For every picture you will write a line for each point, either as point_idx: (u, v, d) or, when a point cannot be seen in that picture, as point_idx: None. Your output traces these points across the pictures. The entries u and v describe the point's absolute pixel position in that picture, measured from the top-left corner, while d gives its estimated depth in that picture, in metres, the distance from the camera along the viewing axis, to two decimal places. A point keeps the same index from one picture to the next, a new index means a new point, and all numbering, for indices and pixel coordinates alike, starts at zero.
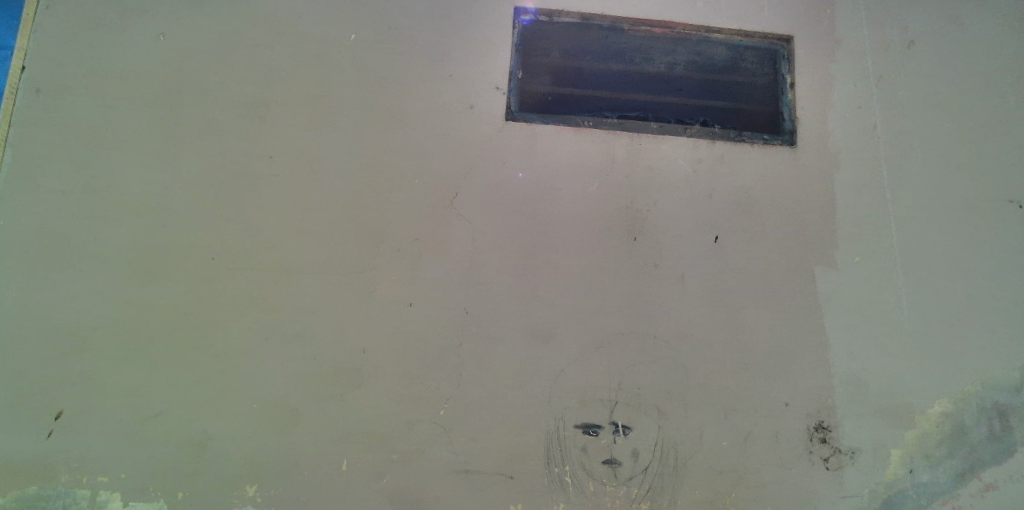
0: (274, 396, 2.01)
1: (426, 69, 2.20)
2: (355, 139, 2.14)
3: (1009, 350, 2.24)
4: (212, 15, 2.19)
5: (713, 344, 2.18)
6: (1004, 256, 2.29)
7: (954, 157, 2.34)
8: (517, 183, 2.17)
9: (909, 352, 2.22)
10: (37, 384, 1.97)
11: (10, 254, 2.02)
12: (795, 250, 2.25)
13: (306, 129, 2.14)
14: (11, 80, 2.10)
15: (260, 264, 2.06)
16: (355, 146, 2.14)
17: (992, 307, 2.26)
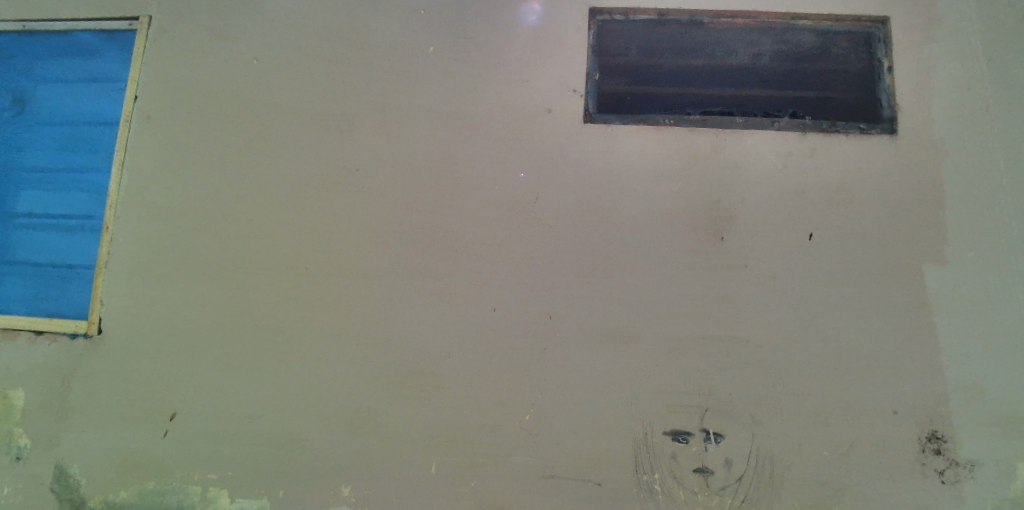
0: (363, 399, 2.08)
1: (499, 74, 2.20)
2: (434, 148, 2.18)
3: (1008, 349, 2.02)
4: (293, 34, 2.27)
5: (703, 343, 2.07)
6: (1002, 247, 2.06)
7: (948, 141, 2.13)
8: (493, 182, 2.15)
9: (908, 347, 2.05)
10: (155, 388, 2.14)
11: (130, 268, 2.21)
12: (860, 247, 2.10)
13: (385, 140, 2.20)
14: (126, 109, 2.30)
15: (348, 272, 2.14)
16: (431, 155, 2.18)
17: (985, 301, 2.04)
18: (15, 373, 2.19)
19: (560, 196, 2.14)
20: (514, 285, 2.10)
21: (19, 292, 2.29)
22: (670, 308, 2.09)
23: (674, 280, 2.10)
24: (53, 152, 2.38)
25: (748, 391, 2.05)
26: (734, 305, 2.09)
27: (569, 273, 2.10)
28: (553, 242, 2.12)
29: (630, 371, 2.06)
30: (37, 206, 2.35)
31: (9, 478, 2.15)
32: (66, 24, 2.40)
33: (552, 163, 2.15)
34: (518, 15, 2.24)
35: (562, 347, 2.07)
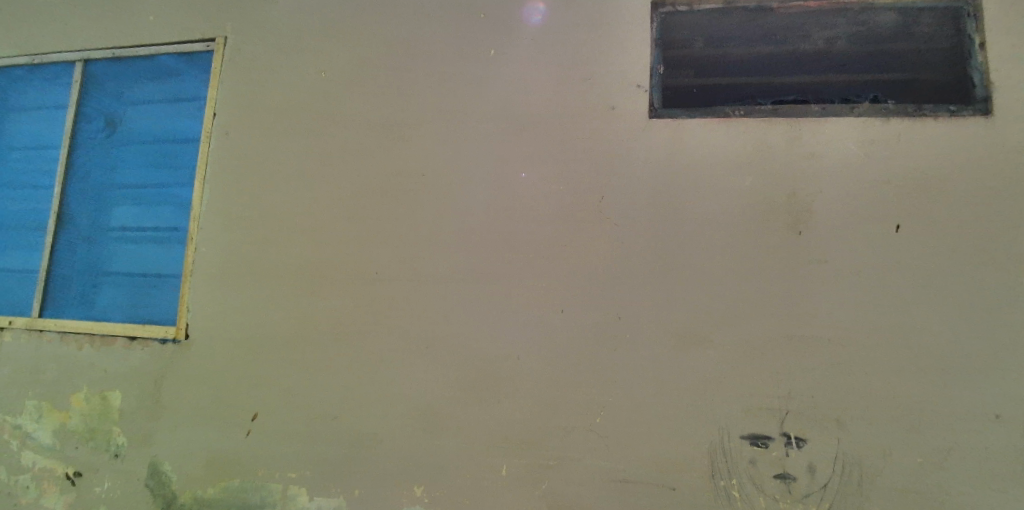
0: (433, 401, 2.10)
1: (518, 73, 2.21)
2: (480, 147, 2.20)
3: None
4: (357, 45, 2.33)
5: (712, 339, 2.00)
6: None
7: None
8: (495, 182, 2.17)
9: (1009, 347, 1.88)
10: (237, 390, 2.24)
11: (212, 275, 2.32)
12: (954, 238, 1.94)
13: (447, 145, 2.22)
14: (207, 126, 2.42)
15: (415, 276, 2.17)
16: (461, 158, 2.21)
17: None
18: (113, 376, 2.35)
19: (563, 195, 2.12)
20: (523, 283, 2.10)
21: (115, 301, 2.46)
22: (674, 305, 2.03)
23: (680, 275, 2.04)
24: (141, 169, 2.54)
25: (762, 390, 1.96)
26: (744, 299, 2.00)
27: (571, 271, 2.09)
28: (553, 241, 2.11)
29: (635, 369, 2.02)
30: (130, 220, 2.51)
31: (110, 473, 2.31)
32: (151, 49, 2.55)
33: (556, 162, 2.14)
34: (522, 16, 2.24)
35: (563, 345, 2.05)
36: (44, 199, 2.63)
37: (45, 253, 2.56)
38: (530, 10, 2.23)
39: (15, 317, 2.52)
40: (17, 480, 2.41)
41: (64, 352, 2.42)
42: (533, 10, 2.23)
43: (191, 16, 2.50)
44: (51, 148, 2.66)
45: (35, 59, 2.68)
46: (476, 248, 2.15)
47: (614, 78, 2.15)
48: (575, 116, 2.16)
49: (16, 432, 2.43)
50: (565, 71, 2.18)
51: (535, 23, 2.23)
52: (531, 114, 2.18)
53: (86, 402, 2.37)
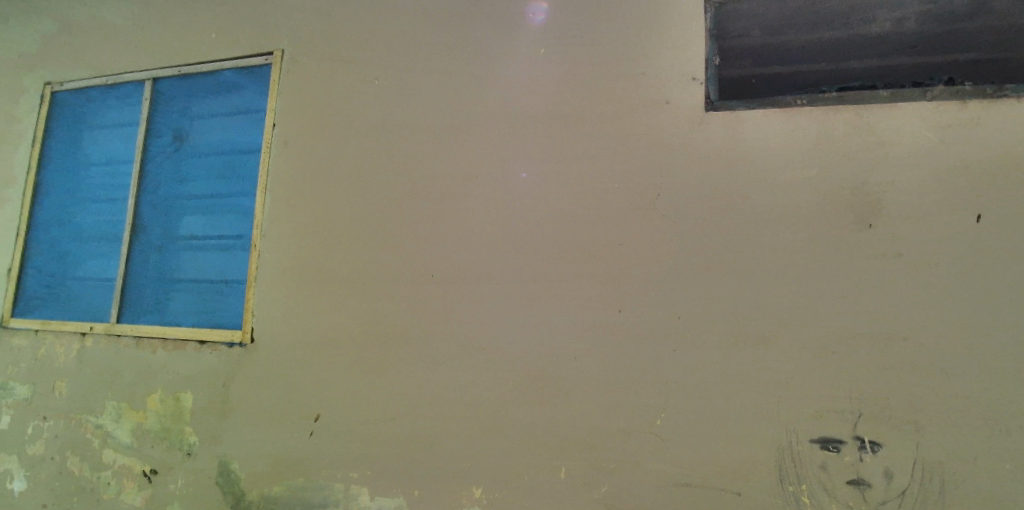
0: (490, 402, 2.10)
1: (521, 71, 2.23)
2: (493, 147, 2.23)
3: None
4: (409, 51, 2.36)
5: (714, 336, 1.96)
6: None
7: None
8: (494, 182, 2.21)
9: None
10: (299, 391, 2.30)
11: (275, 281, 2.40)
12: None
13: (475, 146, 2.25)
14: (267, 137, 2.51)
15: (469, 277, 2.18)
16: (466, 159, 2.25)
17: None
18: (184, 377, 2.46)
19: (560, 195, 2.14)
20: (554, 282, 2.10)
21: (185, 306, 2.57)
22: (672, 301, 2.00)
23: (678, 271, 2.01)
24: (207, 180, 2.65)
25: (772, 387, 1.91)
26: (744, 293, 1.96)
27: (570, 270, 2.09)
28: (552, 239, 2.12)
29: (634, 366, 2.00)
30: (197, 229, 2.63)
31: (183, 471, 2.42)
32: (214, 65, 2.67)
33: (557, 161, 2.16)
34: (524, 14, 2.26)
35: (563, 343, 2.06)
36: (119, 212, 2.79)
37: (121, 261, 2.71)
38: (534, 9, 2.25)
39: (96, 323, 2.68)
40: (99, 477, 2.55)
41: (140, 356, 2.55)
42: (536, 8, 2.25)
43: (252, 32, 2.61)
44: (124, 162, 2.82)
45: (111, 80, 2.86)
46: (477, 247, 2.19)
47: (613, 74, 2.15)
48: (578, 115, 2.16)
49: (98, 431, 2.57)
50: (574, 66, 2.19)
51: (537, 22, 2.24)
52: (533, 114, 2.21)
53: (161, 403, 2.48)
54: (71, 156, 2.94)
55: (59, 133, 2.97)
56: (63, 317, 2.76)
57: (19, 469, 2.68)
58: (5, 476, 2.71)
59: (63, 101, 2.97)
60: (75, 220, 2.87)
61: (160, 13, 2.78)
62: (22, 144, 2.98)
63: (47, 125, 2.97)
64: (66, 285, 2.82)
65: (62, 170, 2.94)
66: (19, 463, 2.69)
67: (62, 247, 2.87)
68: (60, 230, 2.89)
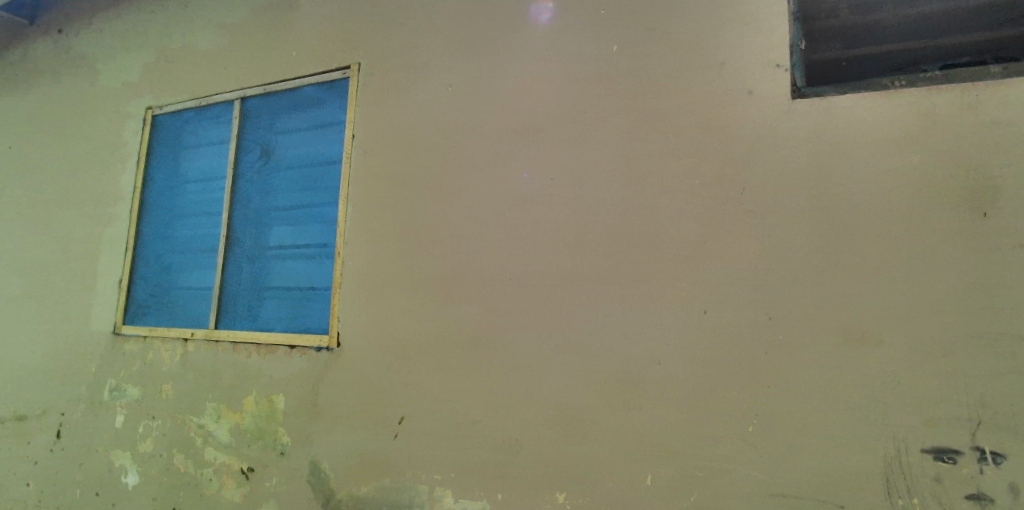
0: (571, 405, 2.07)
1: (522, 73, 2.31)
2: (497, 149, 2.31)
3: None
4: (482, 55, 2.39)
5: (718, 331, 1.94)
6: None
7: None
8: (496, 183, 2.29)
9: None
10: (383, 394, 2.36)
11: (358, 287, 2.48)
12: None
13: (480, 148, 2.34)
14: (347, 148, 2.60)
15: (547, 280, 2.16)
16: (470, 161, 2.35)
17: None
18: (277, 380, 2.58)
19: (558, 195, 2.19)
20: (634, 282, 2.05)
21: (276, 312, 2.70)
22: (672, 297, 2.00)
23: (677, 266, 2.01)
24: (293, 192, 2.77)
25: (788, 385, 1.85)
26: (745, 287, 1.93)
27: (570, 267, 2.14)
28: (553, 238, 2.18)
29: (639, 363, 2.01)
30: (285, 239, 2.75)
31: (278, 470, 2.53)
32: (297, 81, 2.80)
33: (557, 161, 2.21)
34: (529, 11, 2.33)
35: (569, 340, 2.10)
36: (215, 224, 2.97)
37: (218, 271, 2.89)
38: (540, 7, 2.32)
39: (197, 329, 2.87)
40: (202, 473, 2.72)
41: (237, 360, 2.70)
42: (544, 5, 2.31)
43: (331, 47, 2.71)
44: (218, 178, 3.00)
45: (203, 102, 3.05)
46: (481, 248, 2.28)
47: (614, 72, 2.18)
48: (581, 115, 2.20)
49: (200, 430, 2.74)
50: (577, 66, 2.23)
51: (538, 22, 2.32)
52: (534, 116, 2.27)
53: (256, 405, 2.62)
54: (171, 174, 3.16)
55: (161, 153, 3.20)
56: (169, 324, 2.97)
57: (132, 464, 2.91)
58: (121, 471, 2.94)
59: (162, 123, 3.20)
60: (176, 233, 3.08)
61: (248, 36, 2.95)
62: (129, 165, 3.24)
63: (150, 147, 3.21)
64: (170, 294, 3.03)
65: (163, 187, 3.17)
66: (133, 458, 2.91)
67: (166, 259, 3.08)
68: (163, 243, 3.11)
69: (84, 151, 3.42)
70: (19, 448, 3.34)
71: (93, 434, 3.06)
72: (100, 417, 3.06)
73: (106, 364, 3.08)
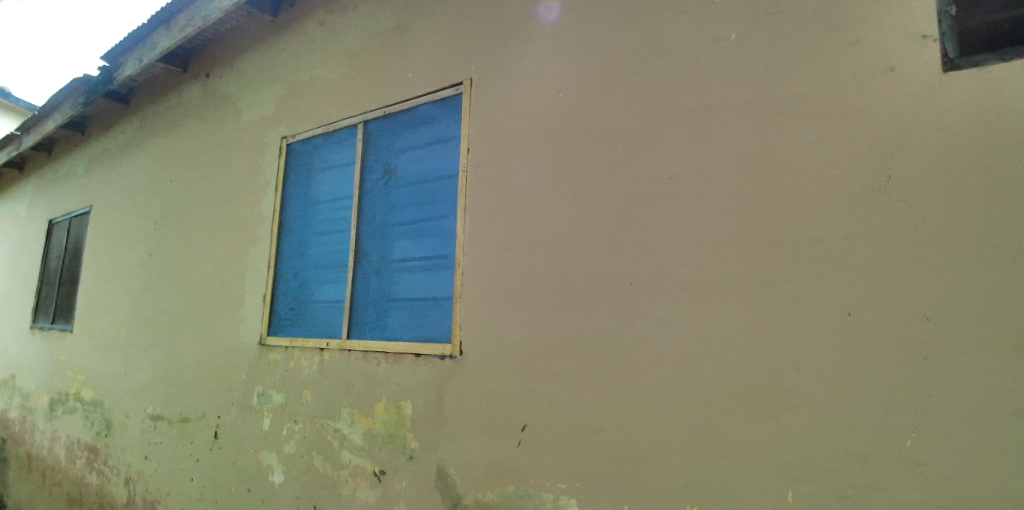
0: (703, 416, 1.94)
1: (525, 78, 2.55)
2: (502, 152, 2.57)
3: None
4: (592, 59, 2.38)
5: (717, 313, 1.97)
6: None
7: None
8: (501, 183, 2.55)
9: None
10: (505, 402, 2.38)
11: (478, 296, 2.54)
12: None
13: (487, 150, 2.62)
14: (464, 162, 2.69)
15: (669, 284, 2.07)
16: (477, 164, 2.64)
17: None
18: (405, 387, 2.70)
19: (556, 190, 2.38)
20: (766, 284, 1.90)
21: (402, 322, 2.83)
22: (686, 278, 2.04)
23: (679, 253, 2.07)
24: (412, 207, 2.89)
25: (940, 393, 1.64)
26: (738, 266, 1.95)
27: (570, 257, 2.31)
28: (557, 232, 2.36)
29: (643, 348, 2.09)
30: (408, 252, 2.88)
31: (408, 473, 2.64)
32: (414, 101, 2.94)
33: (562, 158, 2.39)
34: (539, 11, 2.56)
35: (573, 327, 2.26)
36: (344, 241, 3.18)
37: (349, 284, 3.08)
38: (549, 7, 2.53)
39: (331, 340, 3.08)
40: (339, 474, 2.90)
41: (368, 368, 2.86)
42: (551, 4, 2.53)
43: (446, 67, 2.83)
44: (345, 198, 3.22)
45: (330, 128, 3.30)
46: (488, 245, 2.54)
47: (612, 70, 2.33)
48: (576, 114, 2.39)
49: (337, 433, 2.93)
50: (574, 65, 2.42)
51: (547, 19, 2.53)
52: (533, 117, 2.50)
53: (386, 411, 2.76)
54: (304, 196, 3.42)
55: (294, 177, 3.48)
56: (307, 335, 3.21)
57: (278, 464, 3.17)
58: (269, 470, 3.21)
59: (296, 151, 3.49)
60: (310, 251, 3.33)
61: (369, 63, 3.16)
62: (269, 190, 3.57)
63: (286, 173, 3.51)
64: (306, 308, 3.28)
65: (297, 209, 3.44)
66: (279, 458, 3.17)
67: (303, 275, 3.34)
68: (299, 261, 3.37)
69: (232, 180, 3.82)
70: (184, 447, 3.76)
71: (245, 436, 3.38)
72: (250, 420, 3.36)
73: (254, 372, 3.39)
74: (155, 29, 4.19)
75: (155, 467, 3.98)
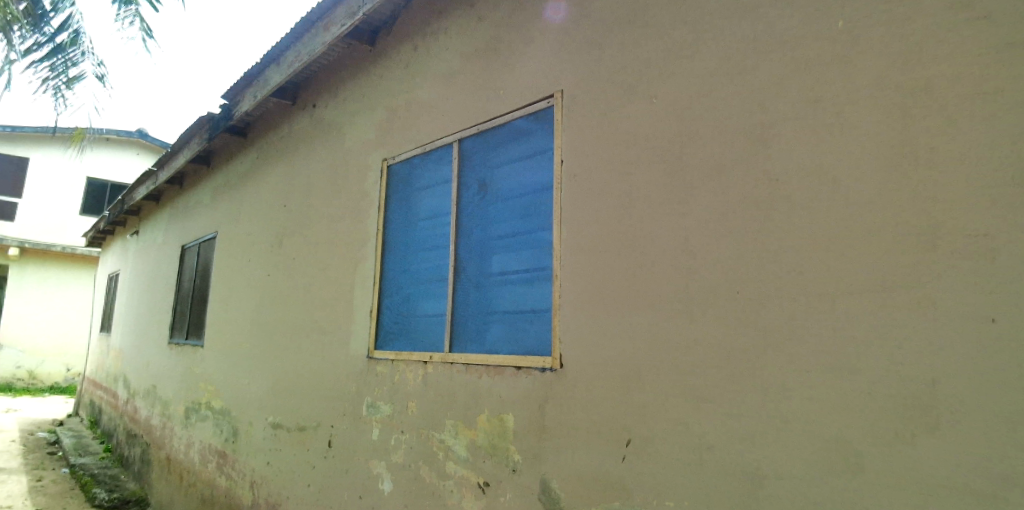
0: (827, 433, 1.74)
1: (580, 91, 2.67)
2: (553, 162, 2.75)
3: None
4: (687, 60, 2.29)
5: (778, 312, 1.90)
6: None
7: None
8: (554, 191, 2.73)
9: None
10: (609, 415, 2.33)
11: (577, 308, 2.52)
12: None
13: (544, 163, 2.80)
14: (558, 173, 2.70)
15: (781, 293, 1.91)
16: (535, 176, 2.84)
17: None
18: (507, 399, 2.73)
19: (595, 196, 2.53)
20: (894, 288, 1.67)
21: (503, 335, 2.86)
22: (800, 285, 1.86)
23: (745, 250, 2.01)
24: (509, 220, 2.93)
25: None
26: (849, 268, 1.77)
27: (615, 261, 2.41)
28: (603, 236, 2.47)
29: (704, 348, 2.07)
30: (506, 266, 2.91)
31: (512, 486, 2.65)
32: (507, 117, 2.99)
33: (659, 163, 2.31)
34: (546, 10, 2.90)
35: (617, 324, 2.37)
36: (444, 256, 3.28)
37: (450, 299, 3.17)
38: (555, 7, 2.86)
39: (434, 353, 3.17)
40: (444, 484, 2.96)
41: (471, 380, 2.91)
42: (557, 4, 2.85)
43: (537, 81, 2.87)
44: (444, 215, 3.32)
45: (427, 148, 3.43)
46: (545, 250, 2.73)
47: (675, 73, 2.32)
48: (618, 120, 2.49)
49: (442, 444, 3.01)
50: (624, 73, 2.50)
51: (551, 18, 2.87)
52: (576, 128, 2.65)
53: (489, 423, 2.79)
54: (404, 214, 3.56)
55: (395, 197, 3.64)
56: (411, 349, 3.33)
57: (388, 472, 3.29)
58: (379, 478, 3.34)
59: (396, 171, 3.65)
60: (412, 267, 3.46)
61: (462, 84, 3.27)
62: (373, 210, 3.75)
63: (387, 194, 3.68)
64: (410, 322, 3.39)
65: (398, 227, 3.59)
66: (388, 467, 3.30)
67: (405, 290, 3.47)
68: (402, 277, 3.51)
69: (340, 203, 4.06)
70: (302, 454, 4.00)
71: (357, 445, 3.54)
72: (361, 429, 3.52)
73: (364, 383, 3.56)
74: (268, 68, 4.58)
75: (276, 473, 4.27)
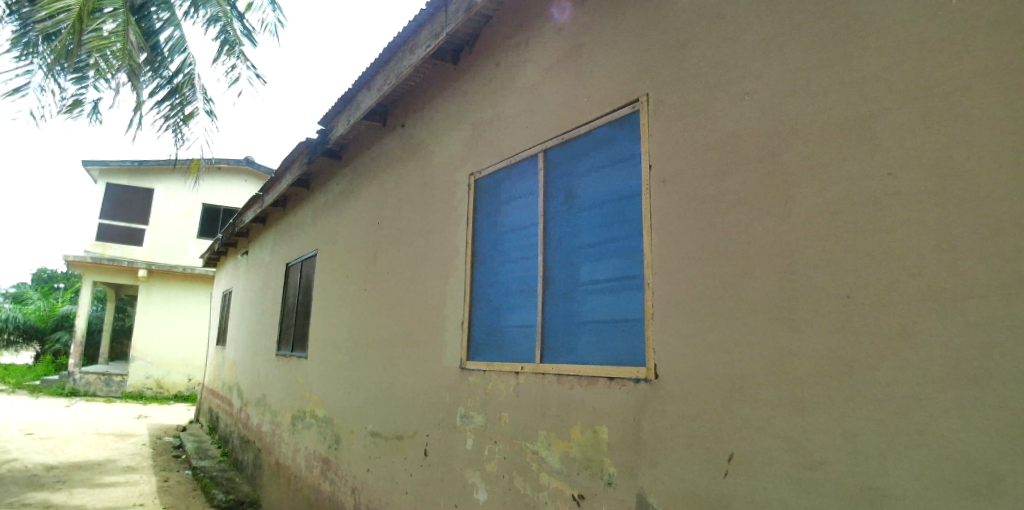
0: (958, 451, 1.57)
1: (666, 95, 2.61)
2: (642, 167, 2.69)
3: None
4: (780, 54, 2.18)
5: (895, 318, 1.74)
6: None
7: None
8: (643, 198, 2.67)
9: None
10: (709, 429, 2.23)
11: (671, 316, 2.45)
12: None
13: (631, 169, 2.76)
14: (647, 179, 2.65)
15: (897, 297, 1.75)
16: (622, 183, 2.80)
17: None
18: (600, 410, 2.69)
19: (687, 200, 2.44)
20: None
21: (594, 345, 2.83)
22: (919, 288, 1.70)
23: (851, 253, 1.87)
24: (597, 228, 2.90)
25: None
26: (977, 269, 1.60)
27: (710, 267, 2.32)
28: (695, 242, 2.39)
29: (810, 356, 1.94)
30: (595, 274, 2.88)
31: (608, 499, 2.59)
32: (591, 125, 2.98)
33: (753, 163, 2.21)
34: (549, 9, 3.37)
35: (715, 333, 2.26)
36: (531, 267, 3.30)
37: (539, 309, 3.18)
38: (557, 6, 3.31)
39: (525, 363, 3.19)
40: (539, 495, 2.95)
41: (562, 391, 2.90)
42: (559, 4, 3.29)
43: (621, 88, 2.84)
44: (530, 225, 3.34)
45: (512, 160, 3.48)
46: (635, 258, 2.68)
47: (767, 68, 2.22)
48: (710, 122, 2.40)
49: (535, 455, 3.00)
50: (712, 72, 2.42)
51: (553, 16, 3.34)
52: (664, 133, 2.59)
53: (582, 434, 2.76)
54: (492, 226, 3.62)
55: (482, 209, 3.71)
56: (502, 359, 3.37)
57: (482, 481, 3.33)
58: (474, 487, 3.39)
59: (482, 185, 3.73)
60: (500, 278, 3.50)
61: (545, 96, 3.30)
62: (462, 224, 3.85)
63: (475, 207, 3.76)
64: (500, 333, 3.43)
65: (486, 239, 3.65)
66: (482, 477, 3.33)
67: (494, 301, 3.52)
68: (491, 288, 3.56)
69: (430, 218, 4.21)
70: (399, 462, 4.14)
71: (452, 454, 3.61)
72: (455, 438, 3.60)
73: (457, 393, 3.64)
74: (359, 93, 4.84)
75: (375, 479, 4.44)
